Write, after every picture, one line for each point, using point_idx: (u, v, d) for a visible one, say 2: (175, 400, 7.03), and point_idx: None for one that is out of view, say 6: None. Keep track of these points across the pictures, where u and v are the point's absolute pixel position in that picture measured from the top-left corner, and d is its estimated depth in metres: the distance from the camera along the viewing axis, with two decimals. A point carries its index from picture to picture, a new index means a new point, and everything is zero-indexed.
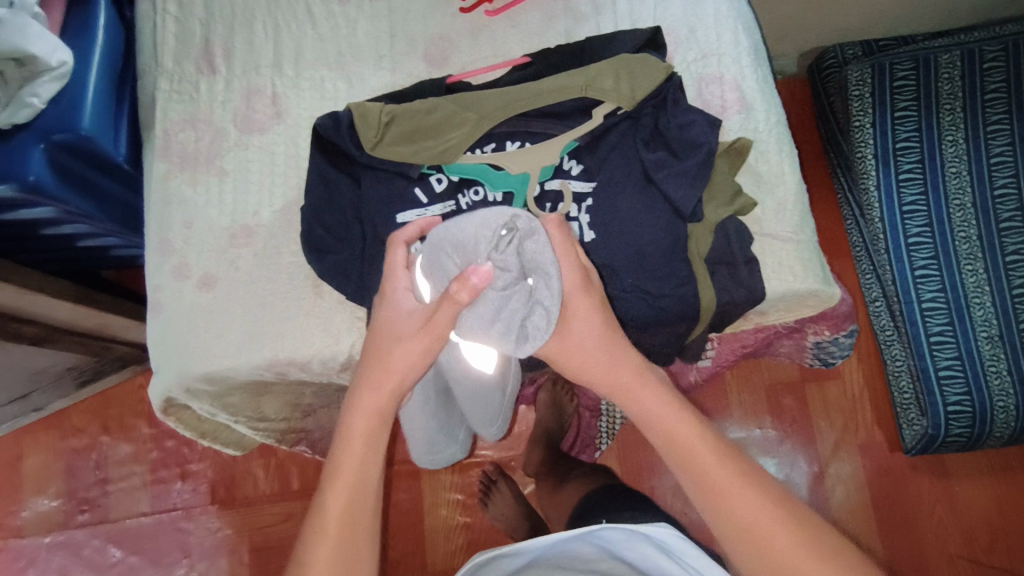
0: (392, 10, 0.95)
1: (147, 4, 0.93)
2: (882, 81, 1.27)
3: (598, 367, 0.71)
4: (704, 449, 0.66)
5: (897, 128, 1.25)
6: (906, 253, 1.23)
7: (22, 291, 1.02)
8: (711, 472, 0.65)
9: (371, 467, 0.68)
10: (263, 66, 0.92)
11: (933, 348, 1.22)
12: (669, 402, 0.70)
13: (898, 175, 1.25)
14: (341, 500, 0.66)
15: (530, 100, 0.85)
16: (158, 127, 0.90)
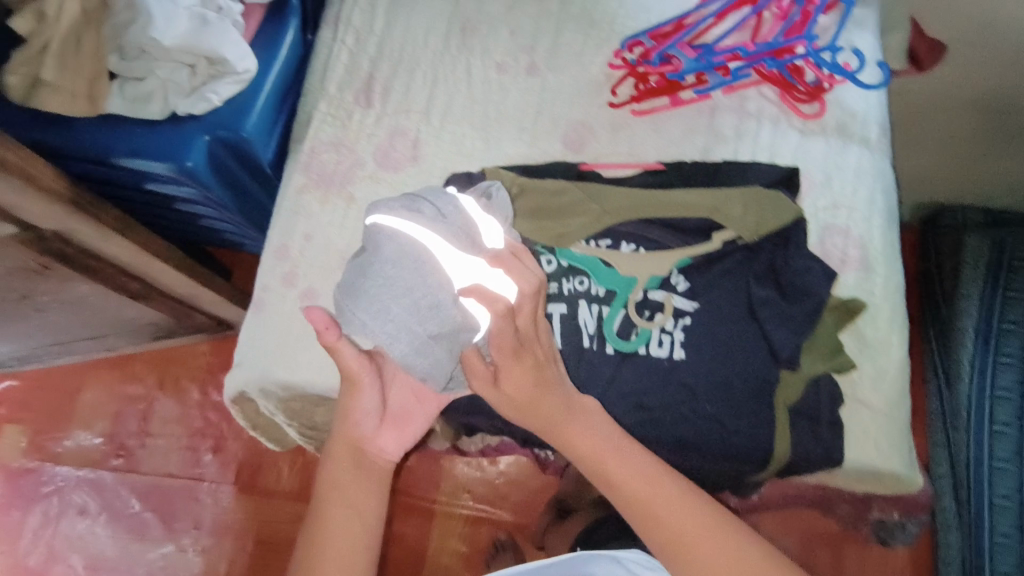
0: (545, 89, 0.99)
1: (328, 32, 1.02)
2: (998, 257, 1.27)
3: (512, 382, 0.72)
4: (677, 506, 0.67)
5: (1005, 309, 1.23)
6: (988, 440, 1.18)
7: (142, 252, 1.11)
8: (683, 527, 0.66)
9: (358, 482, 0.74)
10: (414, 110, 0.98)
11: (994, 550, 1.14)
12: (639, 463, 0.70)
13: (997, 356, 1.21)
14: (333, 541, 0.70)
15: (655, 207, 0.88)
16: (307, 143, 0.96)
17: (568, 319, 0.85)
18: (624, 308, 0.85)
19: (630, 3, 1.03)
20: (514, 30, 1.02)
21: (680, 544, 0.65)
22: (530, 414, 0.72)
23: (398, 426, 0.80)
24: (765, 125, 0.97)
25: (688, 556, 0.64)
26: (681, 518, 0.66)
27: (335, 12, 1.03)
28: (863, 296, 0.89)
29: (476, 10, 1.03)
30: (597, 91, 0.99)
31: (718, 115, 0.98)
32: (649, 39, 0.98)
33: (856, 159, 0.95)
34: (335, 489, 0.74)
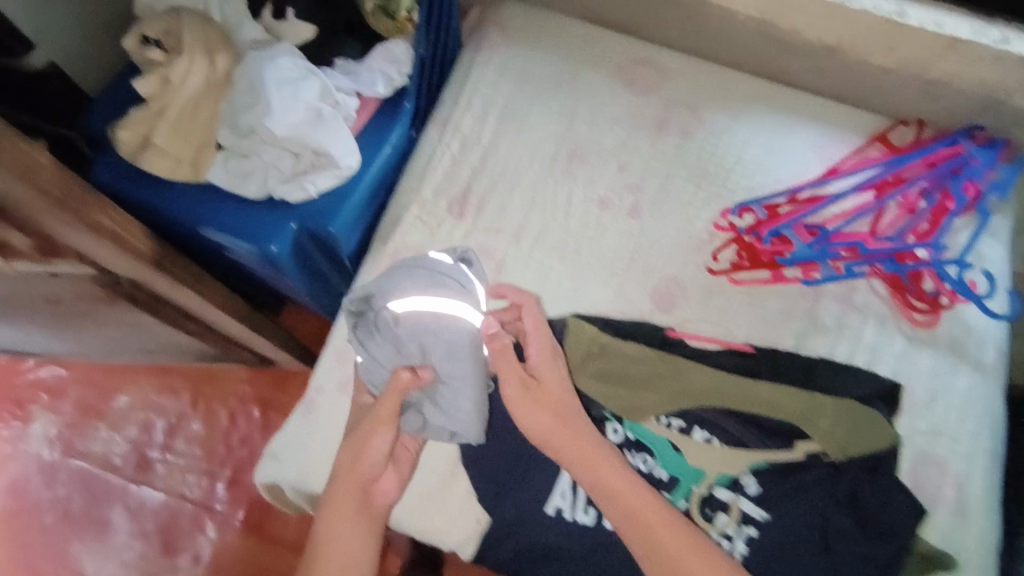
0: (642, 235, 0.95)
1: (434, 133, 1.00)
2: None
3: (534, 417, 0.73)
4: (672, 530, 0.67)
5: None
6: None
7: (207, 304, 1.10)
8: (676, 552, 0.65)
9: (359, 538, 0.70)
10: (504, 230, 0.95)
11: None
12: (637, 485, 0.70)
13: None
14: (337, 551, 0.68)
15: (739, 398, 0.82)
16: (391, 245, 0.94)
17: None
18: (685, 501, 0.79)
19: (748, 161, 0.99)
20: (622, 166, 0.99)
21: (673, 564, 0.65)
22: (541, 430, 0.73)
23: (393, 467, 0.78)
24: (870, 324, 0.90)
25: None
26: (676, 542, 0.66)
27: (446, 113, 1.01)
28: (954, 544, 0.79)
29: (588, 138, 1.00)
30: (696, 250, 0.95)
31: (820, 302, 0.91)
32: (763, 209, 0.94)
33: (966, 385, 0.86)
34: (334, 525, 0.70)
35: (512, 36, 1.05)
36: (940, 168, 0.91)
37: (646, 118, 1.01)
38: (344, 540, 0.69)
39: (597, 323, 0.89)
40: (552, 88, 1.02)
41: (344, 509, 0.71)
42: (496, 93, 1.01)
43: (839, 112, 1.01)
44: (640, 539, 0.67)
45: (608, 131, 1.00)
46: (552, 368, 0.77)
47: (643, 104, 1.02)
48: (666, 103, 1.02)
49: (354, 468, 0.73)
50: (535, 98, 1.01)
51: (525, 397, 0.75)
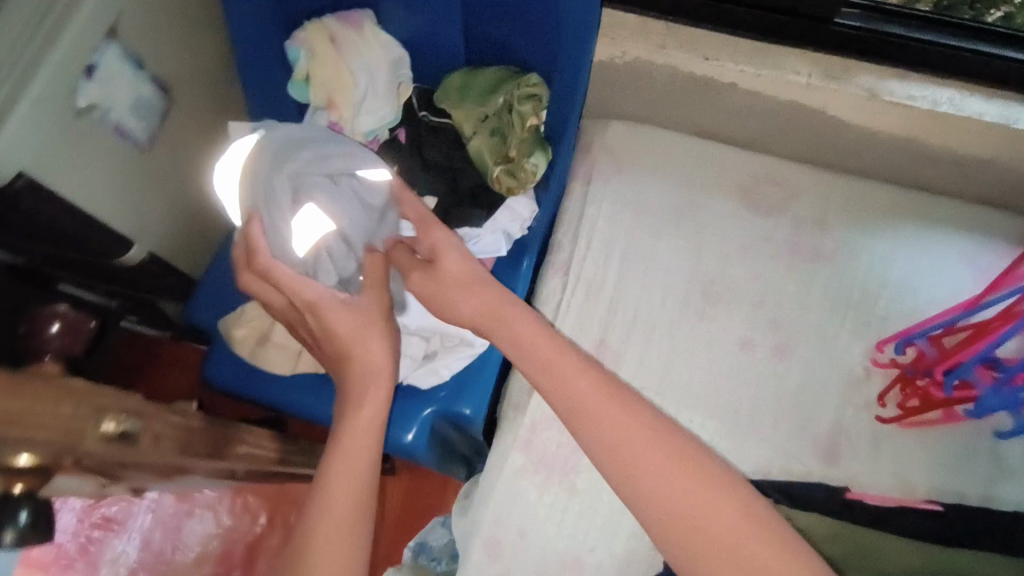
0: (794, 378, 0.88)
1: (555, 281, 0.93)
2: None
3: (555, 374, 0.54)
4: (621, 420, 0.51)
5: None
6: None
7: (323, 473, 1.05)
8: (646, 469, 0.49)
9: (360, 475, 0.57)
10: (646, 387, 0.88)
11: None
12: (584, 376, 0.54)
13: None
14: (336, 503, 0.55)
15: (951, 571, 0.72)
16: (528, 415, 0.87)
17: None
18: None
19: (897, 285, 0.92)
20: (760, 301, 0.92)
21: (625, 471, 0.49)
22: (477, 317, 0.61)
23: None
24: None
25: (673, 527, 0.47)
26: (621, 433, 0.51)
27: (565, 259, 0.94)
28: None
29: (720, 273, 0.93)
30: (857, 393, 0.88)
31: (1003, 442, 0.84)
32: (928, 342, 0.85)
33: None
34: (329, 474, 0.57)
35: (625, 163, 0.98)
36: None
37: (778, 243, 0.94)
38: (338, 509, 0.55)
39: (770, 490, 0.82)
40: (675, 220, 0.96)
41: (350, 460, 0.58)
42: (617, 233, 0.95)
43: (986, 218, 0.94)
44: (658, 511, 0.48)
45: (739, 262, 0.94)
46: (457, 248, 0.65)
47: (773, 227, 0.95)
48: (797, 223, 0.95)
49: (356, 422, 0.60)
50: (658, 232, 0.95)
51: (511, 338, 0.58)
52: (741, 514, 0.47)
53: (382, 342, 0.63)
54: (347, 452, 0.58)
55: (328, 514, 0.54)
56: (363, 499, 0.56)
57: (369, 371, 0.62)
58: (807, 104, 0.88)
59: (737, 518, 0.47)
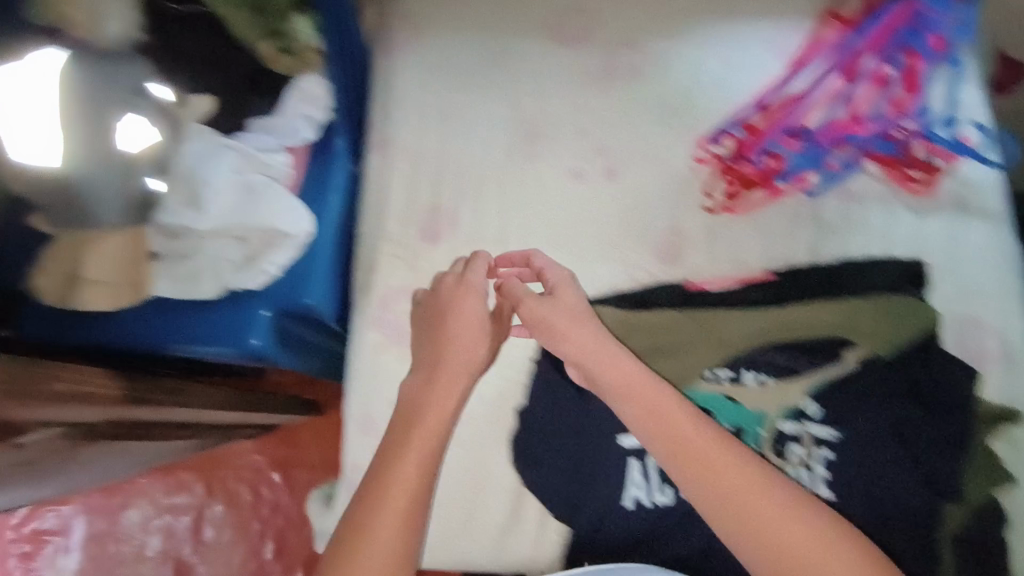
0: (628, 194, 0.89)
1: (378, 159, 0.91)
2: None
3: (580, 334, 0.71)
4: (701, 438, 0.62)
5: None
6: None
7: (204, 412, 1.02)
8: (732, 480, 0.60)
9: (410, 494, 0.63)
10: (487, 239, 0.88)
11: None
12: (679, 405, 0.64)
13: None
14: (383, 530, 0.61)
15: (781, 329, 0.81)
16: (376, 294, 0.87)
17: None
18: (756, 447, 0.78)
19: (710, 81, 0.92)
20: (583, 130, 0.91)
21: (732, 505, 0.59)
22: (558, 321, 0.73)
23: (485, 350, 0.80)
24: (874, 208, 0.88)
25: (707, 490, 0.60)
26: (700, 446, 0.62)
27: (382, 134, 0.92)
28: (1013, 399, 0.81)
29: (540, 113, 0.92)
30: (685, 193, 0.89)
31: (821, 202, 0.88)
32: (739, 130, 0.90)
33: (978, 237, 0.86)
34: (375, 502, 0.63)
35: (424, 26, 0.94)
36: (898, 35, 0.89)
37: (592, 71, 0.93)
38: (399, 503, 0.63)
39: (615, 302, 0.84)
40: (486, 69, 0.93)
41: (409, 459, 0.66)
42: (429, 95, 0.92)
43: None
44: (665, 442, 0.63)
45: (557, 98, 0.92)
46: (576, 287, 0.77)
47: (585, 56, 0.94)
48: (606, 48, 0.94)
49: (417, 429, 0.68)
50: (471, 88, 0.93)
51: (566, 317, 0.73)
52: (789, 499, 0.59)
53: (461, 354, 0.75)
54: (412, 454, 0.66)
55: (393, 505, 0.62)
56: (424, 491, 0.64)
57: (448, 378, 0.73)
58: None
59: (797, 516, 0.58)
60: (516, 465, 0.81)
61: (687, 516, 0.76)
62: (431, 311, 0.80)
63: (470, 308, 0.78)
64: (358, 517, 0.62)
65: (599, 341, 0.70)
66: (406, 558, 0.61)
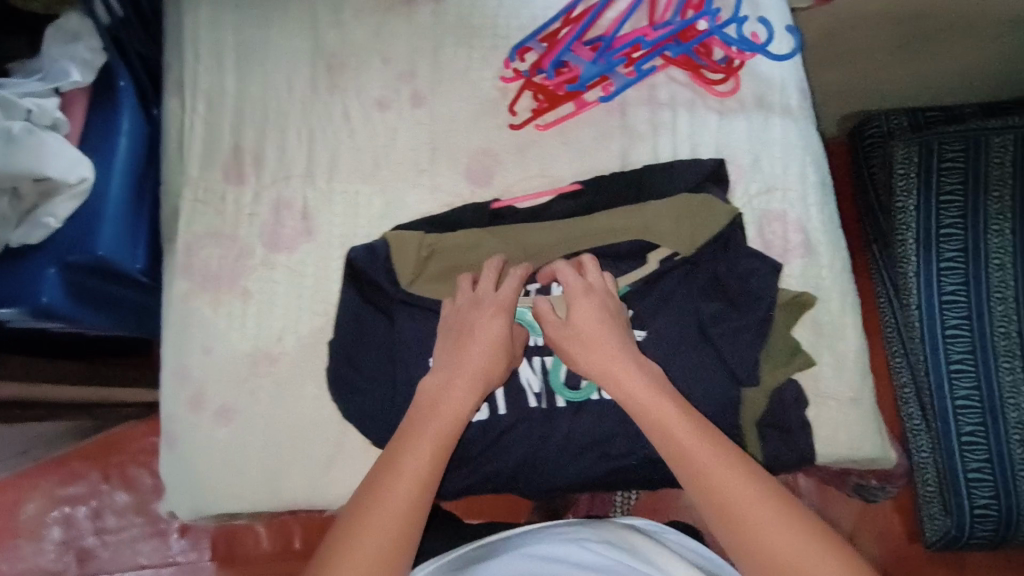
0: (436, 119, 0.88)
1: (173, 99, 0.86)
2: (929, 161, 1.30)
3: (593, 337, 0.71)
4: (675, 417, 0.64)
5: (942, 213, 1.28)
6: (942, 345, 1.27)
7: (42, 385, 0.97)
8: (704, 462, 0.61)
9: (422, 477, 0.63)
10: (294, 176, 0.86)
11: (963, 449, 1.26)
12: (660, 393, 0.66)
13: (939, 261, 1.28)
14: (382, 513, 0.60)
15: (583, 239, 0.81)
16: (180, 241, 0.84)
17: (511, 383, 0.80)
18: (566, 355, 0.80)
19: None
20: (386, 58, 0.89)
21: (702, 480, 0.61)
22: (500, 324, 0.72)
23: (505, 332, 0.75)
24: (680, 113, 0.88)
25: (683, 465, 0.62)
26: (680, 434, 0.63)
27: (176, 76, 0.88)
28: (813, 287, 0.84)
29: (340, 42, 0.89)
30: (491, 115, 0.89)
31: (628, 110, 0.88)
32: (541, 43, 0.88)
33: (780, 132, 0.88)
34: (381, 487, 0.62)
35: None
36: None
37: None
38: (399, 491, 0.62)
39: (422, 226, 0.83)
40: (280, 1, 0.90)
41: (424, 446, 0.65)
42: (222, 31, 0.88)
43: None
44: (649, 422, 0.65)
45: (357, 26, 0.90)
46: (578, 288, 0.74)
47: None
48: None
49: (439, 418, 0.67)
50: (266, 22, 0.89)
51: (558, 328, 0.73)
52: (740, 470, 0.61)
53: (480, 359, 0.71)
54: (423, 442, 0.65)
55: (391, 501, 0.61)
56: (427, 478, 0.63)
57: (467, 384, 0.70)
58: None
59: (753, 488, 0.60)
60: (334, 398, 0.81)
61: (503, 431, 0.79)
62: (454, 324, 0.74)
63: (472, 322, 0.73)
64: (355, 505, 0.62)
65: (605, 329, 0.71)
66: (403, 549, 0.60)
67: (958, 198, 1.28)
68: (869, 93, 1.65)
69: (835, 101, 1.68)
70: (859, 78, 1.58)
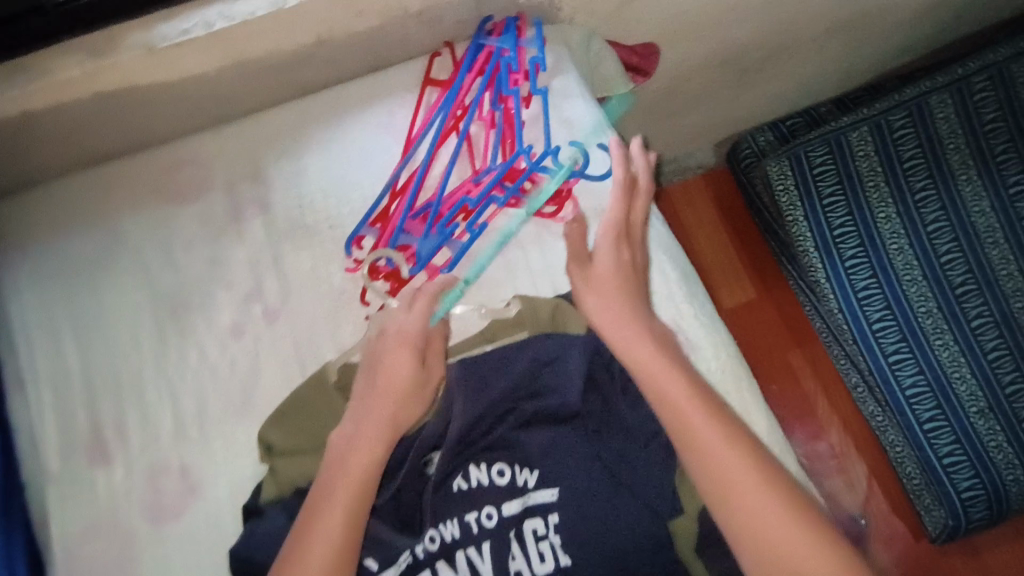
0: (291, 329, 0.85)
1: (18, 394, 0.83)
2: (803, 170, 1.33)
3: (629, 327, 0.77)
4: (752, 487, 0.67)
5: (830, 217, 1.31)
6: (875, 341, 1.28)
7: None
8: (774, 536, 0.65)
9: None
10: (164, 435, 0.82)
11: (929, 437, 1.26)
12: (715, 428, 0.70)
13: (845, 263, 1.30)
14: None
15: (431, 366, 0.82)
16: (57, 545, 0.78)
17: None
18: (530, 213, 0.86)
19: (335, 187, 0.91)
20: (229, 283, 0.87)
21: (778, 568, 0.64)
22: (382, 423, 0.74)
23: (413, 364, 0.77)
24: (532, 249, 0.87)
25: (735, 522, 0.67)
26: (754, 498, 0.67)
27: (15, 369, 0.83)
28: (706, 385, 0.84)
29: (177, 281, 0.87)
30: (347, 307, 0.86)
31: (481, 263, 0.87)
32: (373, 227, 0.87)
33: None
34: None
35: (25, 238, 0.87)
36: (491, 78, 0.91)
37: (219, 218, 0.90)
38: None
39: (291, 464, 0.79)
40: (106, 258, 0.87)
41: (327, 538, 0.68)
42: (54, 309, 0.85)
43: (379, 82, 0.95)
44: (712, 478, 0.69)
45: (191, 259, 0.88)
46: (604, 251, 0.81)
47: (207, 205, 0.90)
48: (227, 188, 0.91)
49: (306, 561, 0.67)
50: (97, 282, 0.86)
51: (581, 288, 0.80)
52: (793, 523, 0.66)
53: (361, 464, 0.72)
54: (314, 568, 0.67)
55: None
56: None
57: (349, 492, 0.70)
58: (110, 88, 0.82)
59: (818, 548, 0.64)
60: None
61: None
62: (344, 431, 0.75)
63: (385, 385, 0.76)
64: None
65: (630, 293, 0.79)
66: None
67: (841, 198, 1.31)
68: (728, 120, 1.71)
69: (701, 136, 1.74)
70: (712, 113, 1.65)
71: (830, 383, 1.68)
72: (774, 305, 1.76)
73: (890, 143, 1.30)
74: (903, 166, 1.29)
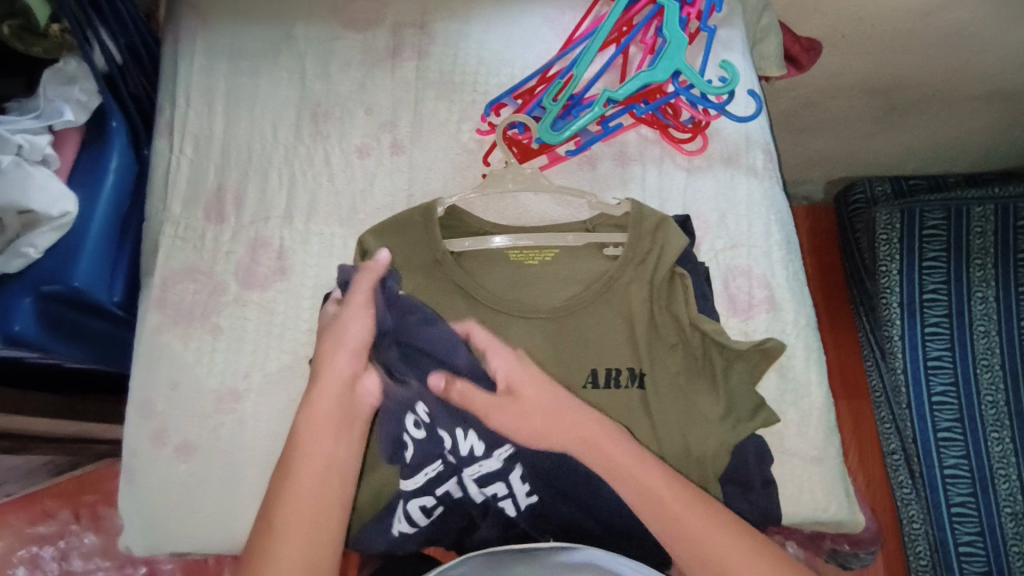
0: (412, 166, 0.91)
1: (163, 139, 0.91)
2: (911, 227, 1.22)
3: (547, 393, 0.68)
4: (667, 490, 0.62)
5: (925, 278, 1.21)
6: (929, 412, 1.17)
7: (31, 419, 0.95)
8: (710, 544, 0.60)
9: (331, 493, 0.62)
10: (273, 216, 0.89)
11: (952, 521, 1.15)
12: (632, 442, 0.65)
13: (925, 328, 1.19)
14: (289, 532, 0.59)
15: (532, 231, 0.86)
16: (157, 275, 0.86)
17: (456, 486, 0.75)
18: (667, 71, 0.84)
19: (489, 58, 0.95)
20: (369, 108, 0.93)
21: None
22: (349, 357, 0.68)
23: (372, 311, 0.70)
24: (649, 167, 0.93)
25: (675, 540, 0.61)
26: (675, 505, 0.62)
27: (169, 118, 0.92)
28: None
29: (325, 92, 0.94)
30: (467, 165, 0.91)
31: (598, 165, 0.93)
32: (515, 99, 0.91)
33: (745, 191, 0.91)
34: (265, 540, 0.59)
35: (208, 13, 0.96)
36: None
37: (379, 51, 0.96)
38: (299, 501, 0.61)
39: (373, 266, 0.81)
40: (271, 51, 0.95)
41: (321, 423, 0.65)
42: (216, 80, 0.93)
43: None
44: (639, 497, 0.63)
45: (344, 77, 0.94)
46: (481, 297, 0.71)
47: (372, 37, 0.96)
48: (394, 29, 0.97)
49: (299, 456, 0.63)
50: (257, 71, 0.94)
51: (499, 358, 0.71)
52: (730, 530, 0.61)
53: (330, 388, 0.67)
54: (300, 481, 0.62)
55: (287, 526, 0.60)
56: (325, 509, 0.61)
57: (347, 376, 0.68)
58: None
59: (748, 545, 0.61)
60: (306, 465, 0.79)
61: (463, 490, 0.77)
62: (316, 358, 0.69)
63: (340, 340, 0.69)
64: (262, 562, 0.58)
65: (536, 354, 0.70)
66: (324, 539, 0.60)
67: (942, 265, 1.21)
68: None
69: None
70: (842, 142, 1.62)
71: (867, 444, 1.60)
72: (838, 354, 1.70)
73: (1011, 231, 1.17)
74: (1016, 256, 1.17)
